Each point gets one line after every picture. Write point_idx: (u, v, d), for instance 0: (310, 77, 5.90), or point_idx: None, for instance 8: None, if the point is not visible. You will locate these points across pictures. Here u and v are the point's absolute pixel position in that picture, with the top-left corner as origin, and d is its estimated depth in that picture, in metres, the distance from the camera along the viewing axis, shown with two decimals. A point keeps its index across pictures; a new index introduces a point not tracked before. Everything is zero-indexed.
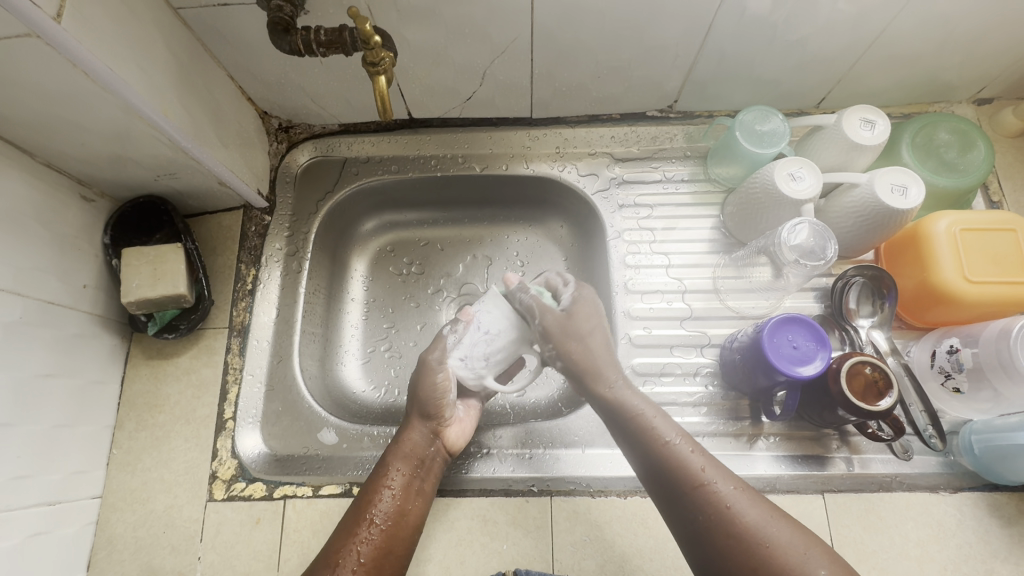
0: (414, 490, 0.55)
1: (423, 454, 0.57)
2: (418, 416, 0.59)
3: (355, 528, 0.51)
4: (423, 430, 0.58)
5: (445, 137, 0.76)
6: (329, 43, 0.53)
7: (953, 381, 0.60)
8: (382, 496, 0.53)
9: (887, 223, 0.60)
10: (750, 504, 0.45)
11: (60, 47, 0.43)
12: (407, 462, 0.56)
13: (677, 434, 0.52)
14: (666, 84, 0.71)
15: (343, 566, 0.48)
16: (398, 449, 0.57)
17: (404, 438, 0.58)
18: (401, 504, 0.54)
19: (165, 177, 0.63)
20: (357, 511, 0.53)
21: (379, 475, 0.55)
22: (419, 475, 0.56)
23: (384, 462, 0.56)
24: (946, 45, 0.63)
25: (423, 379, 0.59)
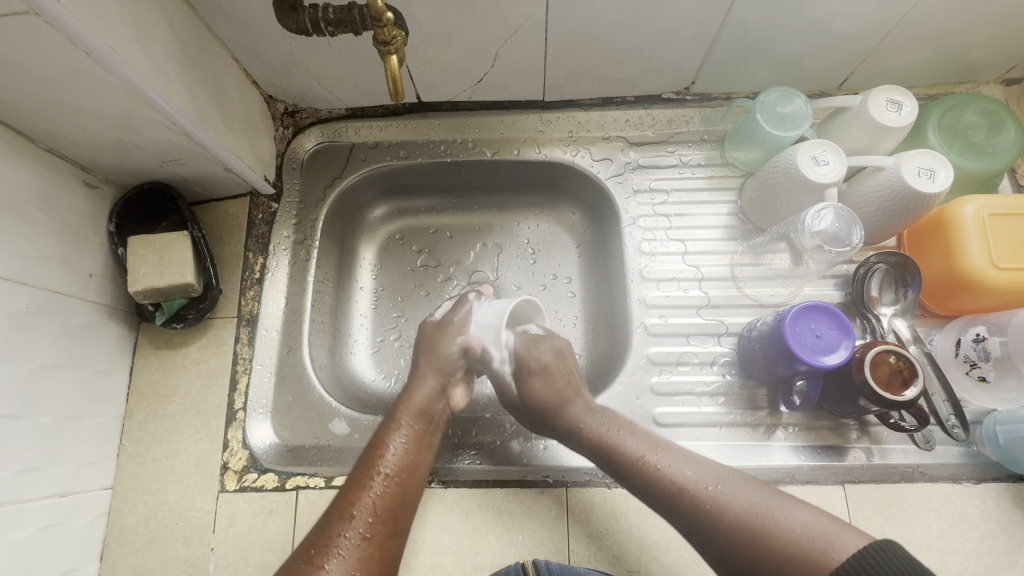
0: (425, 444, 0.55)
1: (433, 409, 0.58)
2: (430, 372, 0.61)
3: (366, 481, 0.49)
4: (434, 386, 0.60)
5: (455, 121, 0.75)
6: (338, 21, 0.51)
7: (978, 369, 0.59)
8: (393, 449, 0.53)
9: (913, 207, 0.58)
10: (755, 501, 0.44)
11: (61, 26, 0.41)
12: (418, 419, 0.56)
13: (663, 452, 0.51)
14: (683, 65, 0.68)
15: (359, 517, 0.46)
16: (408, 405, 0.57)
17: (413, 392, 0.59)
18: (412, 456, 0.53)
19: (169, 162, 0.61)
20: (368, 465, 0.51)
21: (387, 429, 0.55)
22: (429, 429, 0.57)
23: (394, 417, 0.56)
24: (978, 22, 0.61)
25: (444, 336, 0.63)
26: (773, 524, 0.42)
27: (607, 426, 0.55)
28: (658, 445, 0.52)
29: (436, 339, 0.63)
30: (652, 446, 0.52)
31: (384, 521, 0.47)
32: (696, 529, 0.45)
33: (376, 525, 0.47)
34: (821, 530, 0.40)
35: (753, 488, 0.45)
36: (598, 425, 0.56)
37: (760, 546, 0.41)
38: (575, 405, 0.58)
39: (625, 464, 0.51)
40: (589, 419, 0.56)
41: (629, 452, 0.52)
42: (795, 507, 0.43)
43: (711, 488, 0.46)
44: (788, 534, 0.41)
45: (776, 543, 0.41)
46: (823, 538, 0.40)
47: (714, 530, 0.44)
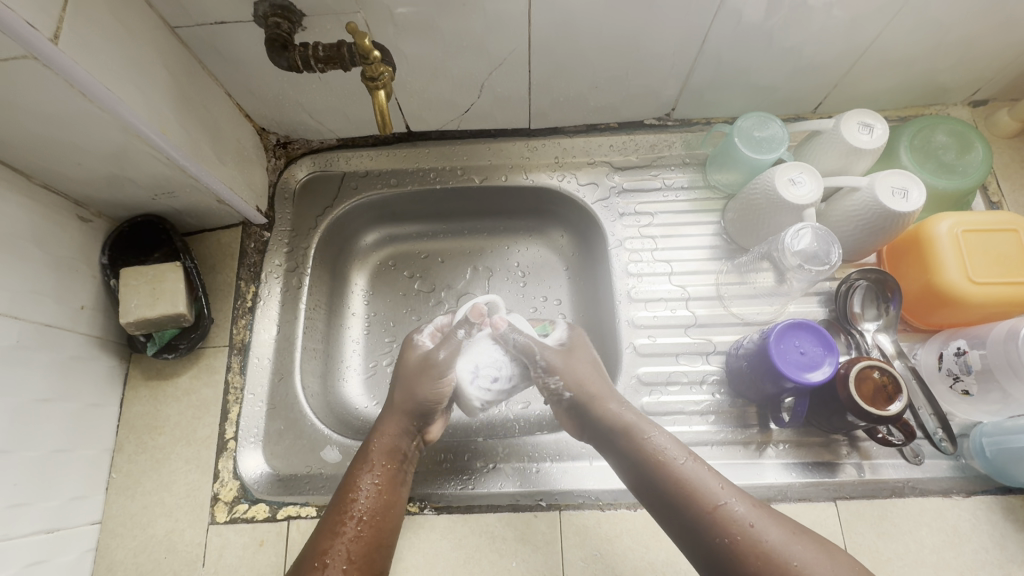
0: (397, 483, 0.55)
1: (403, 445, 0.58)
2: (400, 410, 0.60)
3: (339, 527, 0.50)
4: (404, 424, 0.60)
5: (444, 150, 0.76)
6: (328, 58, 0.54)
7: (962, 383, 0.60)
8: (365, 492, 0.53)
9: (889, 225, 0.60)
10: (770, 523, 0.46)
11: (59, 69, 0.43)
12: (389, 457, 0.56)
13: (689, 458, 0.51)
14: (663, 93, 0.71)
15: (333, 566, 0.48)
16: (379, 441, 0.57)
17: (382, 431, 0.58)
18: (385, 495, 0.54)
19: (162, 196, 0.62)
20: (339, 510, 0.52)
21: (358, 471, 0.55)
22: (401, 466, 0.57)
23: (363, 458, 0.56)
24: (940, 50, 0.64)
25: (424, 376, 0.62)
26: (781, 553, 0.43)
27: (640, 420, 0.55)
28: (681, 446, 0.53)
29: (415, 381, 0.62)
30: (671, 441, 0.53)
31: (360, 567, 0.49)
32: (706, 534, 0.46)
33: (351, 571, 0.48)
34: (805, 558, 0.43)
35: (758, 508, 0.47)
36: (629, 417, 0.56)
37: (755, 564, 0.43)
38: (609, 398, 0.58)
39: (639, 452, 0.52)
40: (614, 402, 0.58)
41: (644, 444, 0.53)
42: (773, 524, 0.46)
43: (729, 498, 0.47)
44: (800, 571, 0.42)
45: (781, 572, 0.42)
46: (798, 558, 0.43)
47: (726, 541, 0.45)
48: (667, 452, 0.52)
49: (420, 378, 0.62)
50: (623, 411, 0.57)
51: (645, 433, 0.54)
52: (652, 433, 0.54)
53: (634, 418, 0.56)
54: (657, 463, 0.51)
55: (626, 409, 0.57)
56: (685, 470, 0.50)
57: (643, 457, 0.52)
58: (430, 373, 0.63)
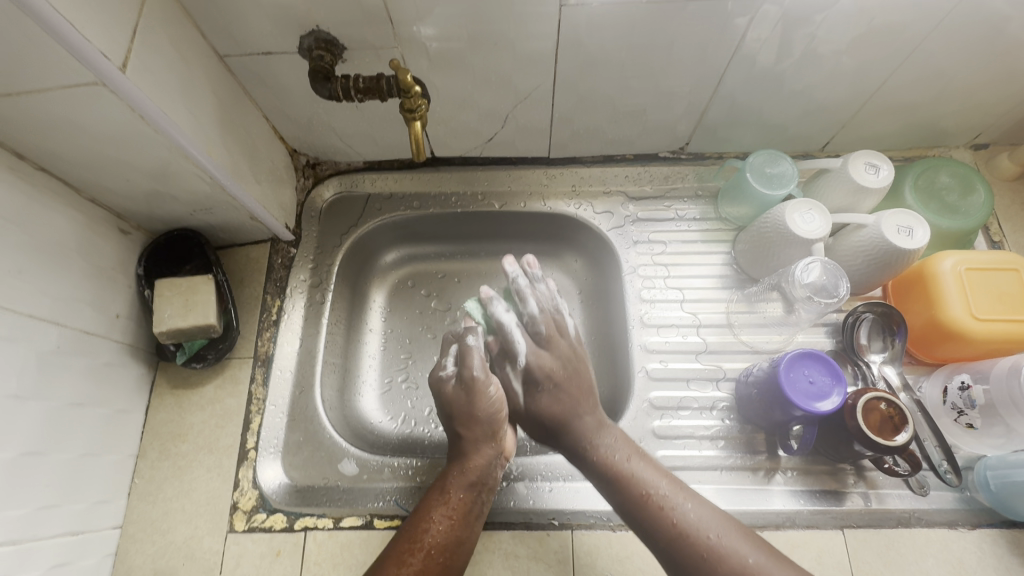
0: (473, 517, 0.55)
1: (486, 476, 0.58)
2: (483, 438, 0.59)
3: (406, 558, 0.51)
4: (489, 452, 0.59)
5: (466, 175, 0.80)
6: (366, 89, 0.57)
7: (966, 417, 0.61)
8: (437, 524, 0.53)
9: (894, 262, 0.63)
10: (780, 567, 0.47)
11: (124, 95, 0.46)
12: (469, 489, 0.56)
13: (684, 498, 0.52)
14: (678, 128, 0.74)
15: None
16: (461, 472, 0.57)
17: (467, 459, 0.58)
18: (457, 530, 0.54)
19: (200, 212, 0.66)
20: (410, 540, 0.52)
21: (435, 500, 0.55)
22: (479, 499, 0.56)
23: (443, 486, 0.56)
24: (943, 96, 0.67)
25: (477, 400, 0.60)
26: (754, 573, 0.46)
27: (614, 449, 0.57)
28: (667, 477, 0.54)
29: (470, 405, 0.60)
30: (655, 473, 0.55)
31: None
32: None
33: None
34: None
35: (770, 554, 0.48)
36: (612, 452, 0.57)
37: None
38: (595, 433, 0.58)
39: (628, 488, 0.54)
40: (599, 440, 0.58)
41: (634, 477, 0.54)
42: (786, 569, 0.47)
43: (694, 523, 0.50)
44: None
45: None
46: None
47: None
48: (655, 484, 0.53)
49: (471, 404, 0.60)
50: (605, 443, 0.57)
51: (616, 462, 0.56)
52: (632, 464, 0.55)
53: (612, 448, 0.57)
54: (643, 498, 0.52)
55: (605, 439, 0.58)
56: (659, 499, 0.52)
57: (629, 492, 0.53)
58: (476, 397, 0.60)
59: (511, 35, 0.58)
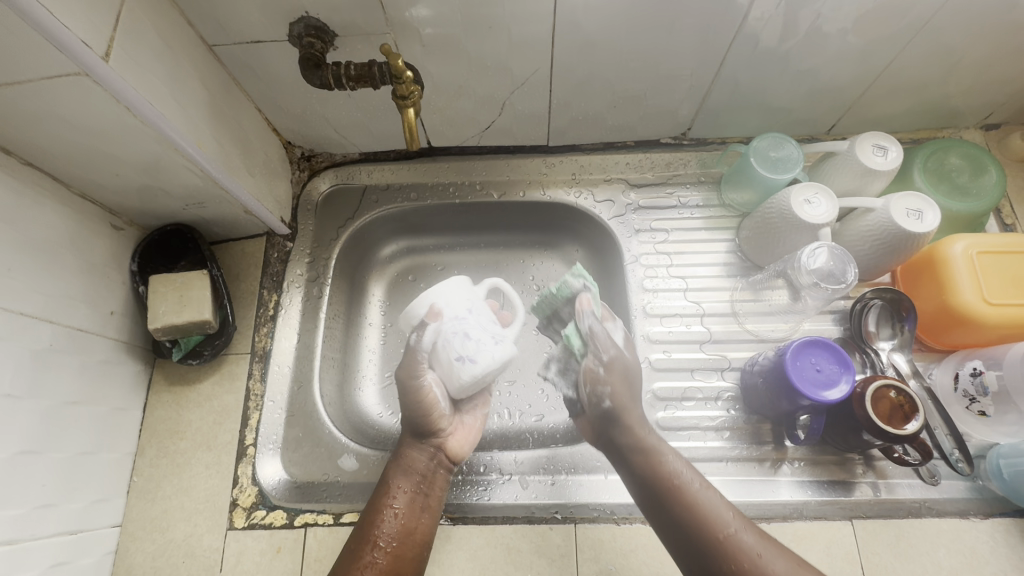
0: (419, 508, 0.56)
1: (425, 468, 0.59)
2: (419, 427, 0.61)
3: (359, 553, 0.52)
4: (424, 443, 0.60)
5: (463, 165, 0.78)
6: (358, 77, 0.56)
7: (978, 404, 0.60)
8: (385, 518, 0.55)
9: (904, 246, 0.61)
10: (744, 531, 0.50)
11: (109, 87, 0.45)
12: (409, 479, 0.57)
13: (687, 468, 0.55)
14: (680, 113, 0.72)
15: None
16: (399, 466, 0.59)
17: (405, 453, 0.59)
18: (404, 522, 0.55)
19: (193, 206, 0.64)
20: (360, 537, 0.54)
21: (381, 495, 0.56)
22: (423, 490, 0.57)
23: (386, 483, 0.57)
24: (954, 74, 0.65)
25: (409, 396, 0.60)
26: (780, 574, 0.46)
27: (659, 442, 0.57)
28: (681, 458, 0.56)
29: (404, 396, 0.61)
30: (698, 478, 0.54)
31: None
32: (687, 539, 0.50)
33: None
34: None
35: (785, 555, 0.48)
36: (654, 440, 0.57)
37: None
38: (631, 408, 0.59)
39: (658, 478, 0.54)
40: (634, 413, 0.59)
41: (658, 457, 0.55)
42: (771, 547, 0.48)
43: (738, 529, 0.50)
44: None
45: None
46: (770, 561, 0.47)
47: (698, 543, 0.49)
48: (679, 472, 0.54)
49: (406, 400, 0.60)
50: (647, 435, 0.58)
51: (661, 456, 0.56)
52: (677, 465, 0.55)
53: (656, 442, 0.57)
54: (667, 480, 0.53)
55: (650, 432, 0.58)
56: (706, 498, 0.52)
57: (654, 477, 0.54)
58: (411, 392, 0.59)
59: (505, 18, 0.56)
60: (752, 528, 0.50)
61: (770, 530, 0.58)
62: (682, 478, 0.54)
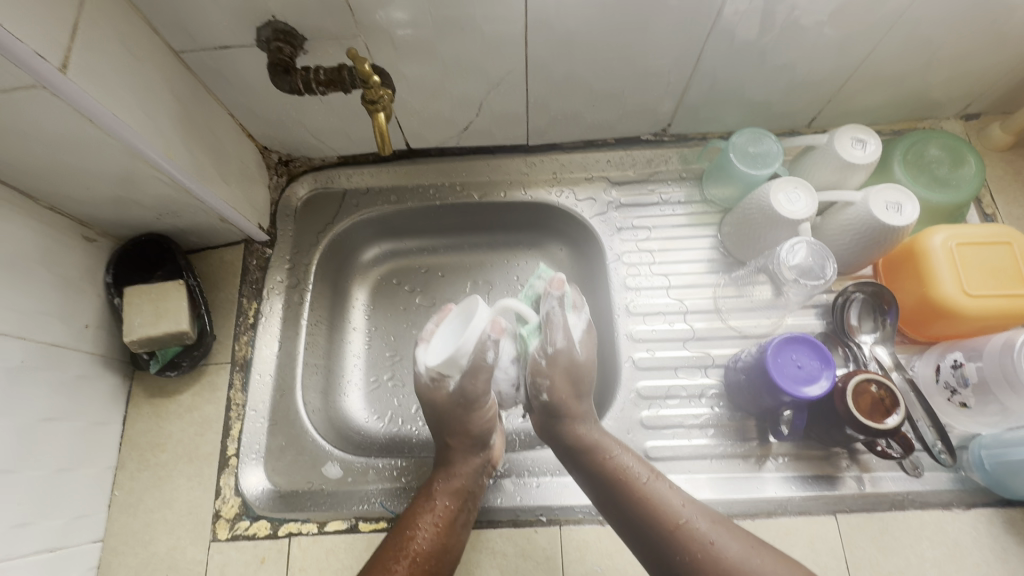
0: (458, 526, 0.55)
1: (471, 485, 0.58)
2: (473, 445, 0.59)
3: (393, 564, 0.50)
4: (474, 461, 0.59)
5: (443, 166, 0.78)
6: (328, 81, 0.55)
7: (959, 396, 0.60)
8: (424, 531, 0.53)
9: (884, 239, 0.61)
10: (732, 537, 0.48)
11: (68, 97, 0.44)
12: (454, 496, 0.56)
13: (651, 475, 0.54)
14: (659, 109, 0.72)
15: None
16: (446, 482, 0.57)
17: (456, 467, 0.58)
18: (443, 540, 0.53)
19: (167, 216, 0.63)
20: (396, 548, 0.52)
21: (423, 508, 0.55)
22: (467, 509, 0.56)
23: (429, 497, 0.56)
24: (932, 65, 0.65)
25: (473, 414, 0.58)
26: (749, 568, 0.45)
27: (602, 435, 0.57)
28: (648, 468, 0.55)
29: (466, 420, 0.58)
30: (647, 470, 0.54)
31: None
32: (674, 557, 0.48)
33: None
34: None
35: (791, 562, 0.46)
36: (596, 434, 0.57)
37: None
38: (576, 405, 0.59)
39: (611, 475, 0.54)
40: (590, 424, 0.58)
41: (623, 470, 0.54)
42: (766, 554, 0.46)
43: (690, 515, 0.50)
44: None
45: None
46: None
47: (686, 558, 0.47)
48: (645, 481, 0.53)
49: (466, 417, 0.58)
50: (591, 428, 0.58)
51: (609, 453, 0.55)
52: (631, 462, 0.55)
53: (601, 436, 0.57)
54: (636, 493, 0.52)
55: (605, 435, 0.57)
56: (655, 491, 0.52)
57: (619, 495, 0.52)
58: (473, 411, 0.58)
59: (477, 19, 0.56)
60: (714, 517, 0.50)
61: (755, 527, 0.58)
62: (631, 473, 0.54)
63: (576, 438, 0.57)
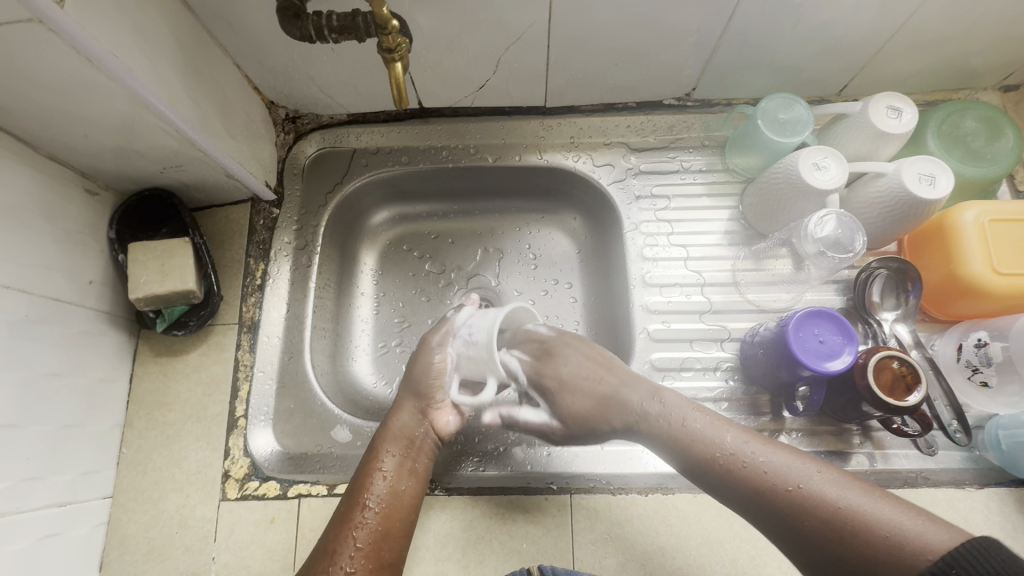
0: (407, 471, 0.53)
1: (415, 433, 0.56)
2: (407, 397, 0.58)
3: (349, 514, 0.50)
4: (412, 409, 0.57)
5: (456, 127, 0.75)
6: (341, 28, 0.52)
7: (980, 375, 0.59)
8: (376, 481, 0.52)
9: (914, 213, 0.59)
10: (822, 478, 0.43)
11: (66, 34, 0.41)
12: (397, 443, 0.54)
13: (719, 425, 0.50)
14: (685, 71, 0.68)
15: (341, 556, 0.47)
16: (388, 430, 0.56)
17: (392, 420, 0.56)
18: (393, 485, 0.52)
19: (170, 169, 0.61)
20: (350, 499, 0.51)
21: (369, 459, 0.54)
22: (412, 456, 0.54)
23: (376, 445, 0.55)
24: (976, 30, 0.61)
25: (421, 360, 0.59)
26: (844, 510, 0.41)
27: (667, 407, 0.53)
28: (722, 422, 0.50)
29: (412, 368, 0.59)
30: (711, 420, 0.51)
31: (367, 555, 0.47)
32: (760, 504, 0.45)
33: (359, 559, 0.47)
34: (900, 521, 0.38)
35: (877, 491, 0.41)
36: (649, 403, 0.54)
37: (823, 534, 0.41)
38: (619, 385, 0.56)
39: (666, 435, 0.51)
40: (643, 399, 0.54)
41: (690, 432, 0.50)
42: (862, 490, 0.42)
43: (770, 462, 0.45)
44: (861, 521, 0.40)
45: (836, 528, 0.40)
46: (901, 524, 0.38)
47: (778, 507, 0.43)
48: (719, 439, 0.48)
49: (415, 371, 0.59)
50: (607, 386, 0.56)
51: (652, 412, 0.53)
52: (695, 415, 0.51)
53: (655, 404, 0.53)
54: (703, 451, 0.48)
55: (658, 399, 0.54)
56: (725, 443, 0.48)
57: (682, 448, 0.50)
58: (420, 363, 0.59)
59: None
60: (803, 459, 0.45)
61: None
62: (693, 429, 0.50)
63: (649, 417, 0.53)
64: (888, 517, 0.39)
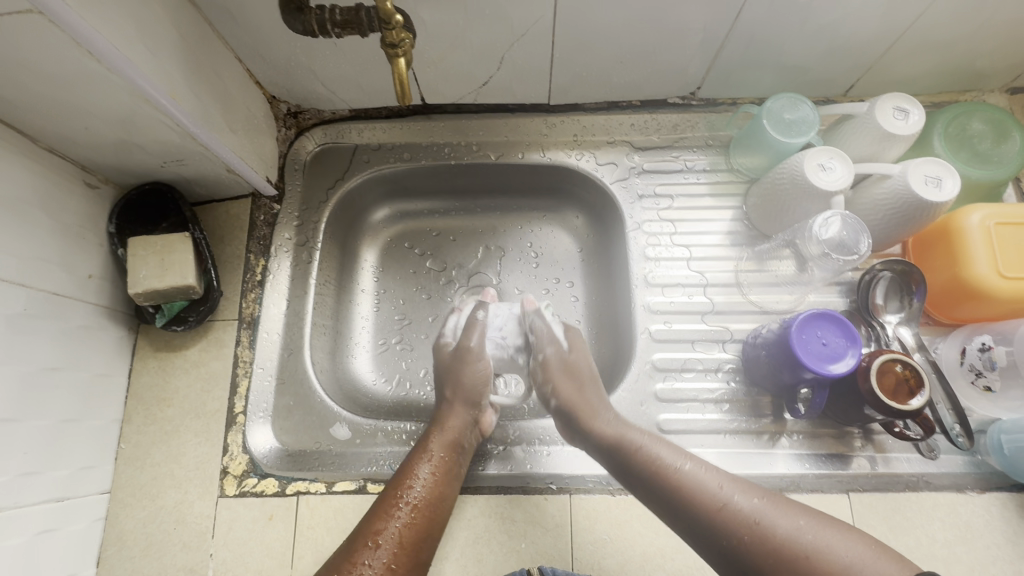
0: (452, 473, 0.56)
1: (464, 440, 0.59)
2: (460, 403, 0.62)
3: (393, 511, 0.51)
4: (464, 416, 0.61)
5: (459, 124, 0.74)
6: (345, 22, 0.51)
7: (984, 379, 0.59)
8: (421, 481, 0.54)
9: (919, 215, 0.58)
10: (779, 513, 0.44)
11: (66, 26, 0.41)
12: (447, 447, 0.57)
13: (685, 458, 0.51)
14: (690, 70, 0.68)
15: (383, 548, 0.48)
16: (440, 435, 0.59)
17: (446, 424, 0.60)
18: (439, 486, 0.54)
19: (171, 163, 0.61)
20: (393, 495, 0.52)
21: (415, 459, 0.56)
22: (459, 460, 0.57)
23: (424, 446, 0.57)
24: (985, 31, 0.61)
25: (466, 366, 0.64)
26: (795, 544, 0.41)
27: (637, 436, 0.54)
28: (686, 454, 0.51)
29: (459, 370, 0.64)
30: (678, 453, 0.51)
31: (407, 553, 0.49)
32: (714, 537, 0.45)
33: (399, 555, 0.48)
34: (855, 553, 0.40)
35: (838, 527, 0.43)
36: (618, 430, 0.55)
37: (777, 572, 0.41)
38: (599, 414, 0.58)
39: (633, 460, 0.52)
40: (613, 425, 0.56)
41: (656, 461, 0.51)
42: (818, 523, 0.43)
43: (733, 495, 0.46)
44: (819, 553, 0.40)
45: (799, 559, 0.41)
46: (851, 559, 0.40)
47: (734, 539, 0.43)
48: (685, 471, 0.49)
49: (461, 370, 0.64)
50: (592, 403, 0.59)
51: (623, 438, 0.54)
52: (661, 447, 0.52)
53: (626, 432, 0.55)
54: (668, 477, 0.49)
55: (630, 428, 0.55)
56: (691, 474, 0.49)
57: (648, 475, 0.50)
58: (466, 363, 0.65)
59: None
60: (765, 496, 0.46)
61: None
62: (661, 458, 0.51)
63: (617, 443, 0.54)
64: (845, 551, 0.40)
